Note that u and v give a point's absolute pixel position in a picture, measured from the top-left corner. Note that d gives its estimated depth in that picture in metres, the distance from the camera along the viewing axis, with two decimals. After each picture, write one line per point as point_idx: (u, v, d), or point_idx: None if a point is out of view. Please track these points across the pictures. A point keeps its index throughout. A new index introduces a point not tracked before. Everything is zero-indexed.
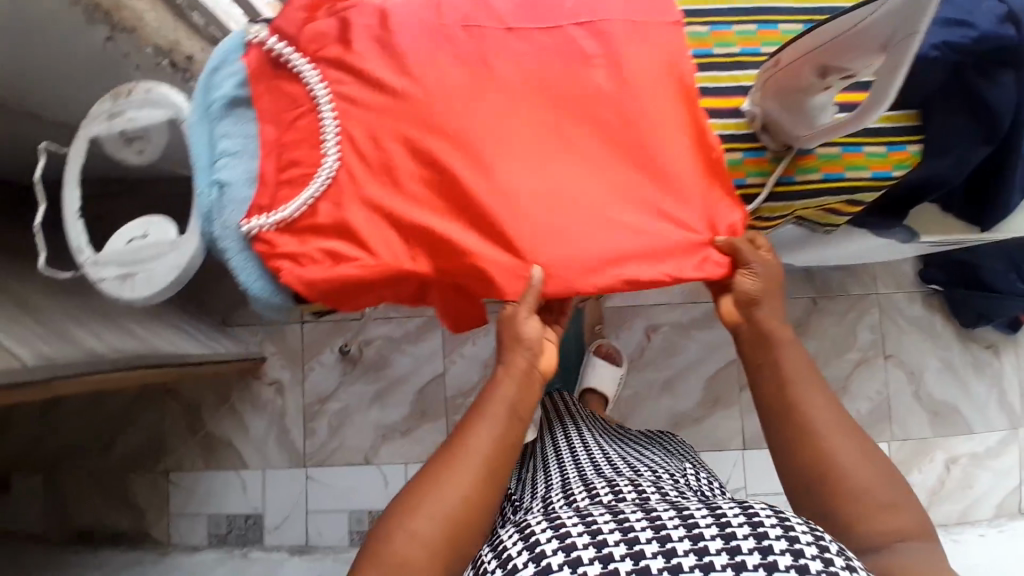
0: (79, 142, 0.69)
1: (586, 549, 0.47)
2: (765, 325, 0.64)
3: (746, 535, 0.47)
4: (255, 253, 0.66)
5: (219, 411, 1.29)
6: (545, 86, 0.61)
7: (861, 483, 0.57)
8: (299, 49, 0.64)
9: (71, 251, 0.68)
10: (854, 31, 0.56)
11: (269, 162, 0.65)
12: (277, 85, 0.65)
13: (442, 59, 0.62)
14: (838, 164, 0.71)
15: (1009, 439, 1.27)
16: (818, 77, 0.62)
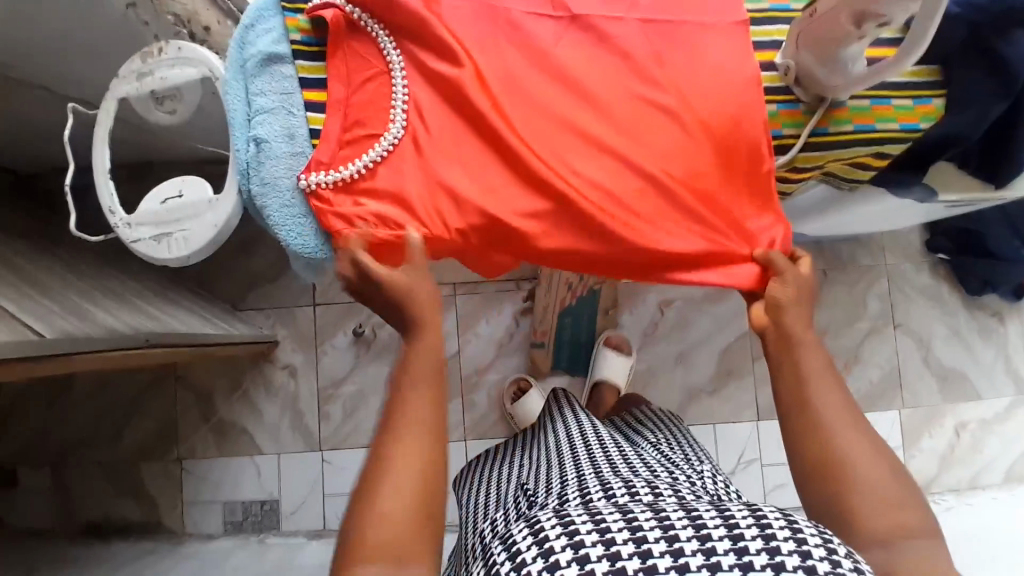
0: (109, 103, 0.69)
1: (594, 546, 0.49)
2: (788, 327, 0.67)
3: (754, 538, 0.48)
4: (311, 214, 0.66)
5: (231, 397, 1.27)
6: (610, 76, 0.66)
7: (868, 480, 0.58)
8: (373, 14, 0.64)
9: (103, 213, 0.67)
10: None
11: (335, 120, 0.65)
12: (350, 47, 0.65)
13: (518, 39, 0.66)
14: (868, 116, 0.75)
15: (1017, 404, 1.29)
16: (853, 28, 0.63)
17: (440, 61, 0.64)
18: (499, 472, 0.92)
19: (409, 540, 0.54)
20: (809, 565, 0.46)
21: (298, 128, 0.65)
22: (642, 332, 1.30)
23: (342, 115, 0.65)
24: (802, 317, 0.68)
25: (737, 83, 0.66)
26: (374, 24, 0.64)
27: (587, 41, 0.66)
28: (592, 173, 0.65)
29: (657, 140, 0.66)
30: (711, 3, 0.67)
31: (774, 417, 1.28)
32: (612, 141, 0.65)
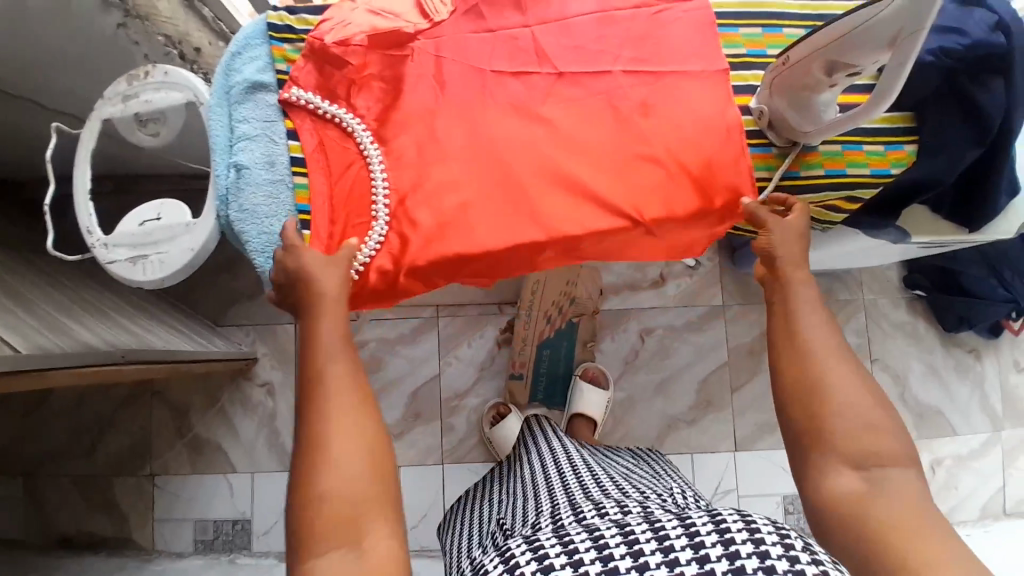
0: (92, 123, 0.69)
1: (561, 565, 0.52)
2: (785, 253, 0.69)
3: (716, 547, 0.50)
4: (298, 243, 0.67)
5: (208, 413, 1.26)
6: (594, 145, 0.69)
7: (849, 402, 0.60)
8: (327, 96, 0.67)
9: (80, 233, 0.67)
10: (861, 31, 0.59)
11: (319, 176, 0.67)
12: (321, 130, 0.67)
13: (491, 113, 0.68)
14: (840, 161, 0.76)
15: (992, 442, 1.31)
16: (825, 76, 0.65)
17: (422, 147, 0.68)
18: (478, 512, 0.93)
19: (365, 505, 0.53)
20: (768, 567, 0.48)
21: (279, 155, 0.67)
22: (623, 360, 1.31)
23: (327, 171, 0.67)
24: (795, 252, 0.69)
25: (716, 132, 0.69)
26: (353, 119, 0.67)
27: (569, 112, 0.69)
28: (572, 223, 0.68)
29: (642, 191, 0.69)
30: (693, 55, 0.70)
31: (751, 448, 1.29)
32: (603, 204, 0.68)
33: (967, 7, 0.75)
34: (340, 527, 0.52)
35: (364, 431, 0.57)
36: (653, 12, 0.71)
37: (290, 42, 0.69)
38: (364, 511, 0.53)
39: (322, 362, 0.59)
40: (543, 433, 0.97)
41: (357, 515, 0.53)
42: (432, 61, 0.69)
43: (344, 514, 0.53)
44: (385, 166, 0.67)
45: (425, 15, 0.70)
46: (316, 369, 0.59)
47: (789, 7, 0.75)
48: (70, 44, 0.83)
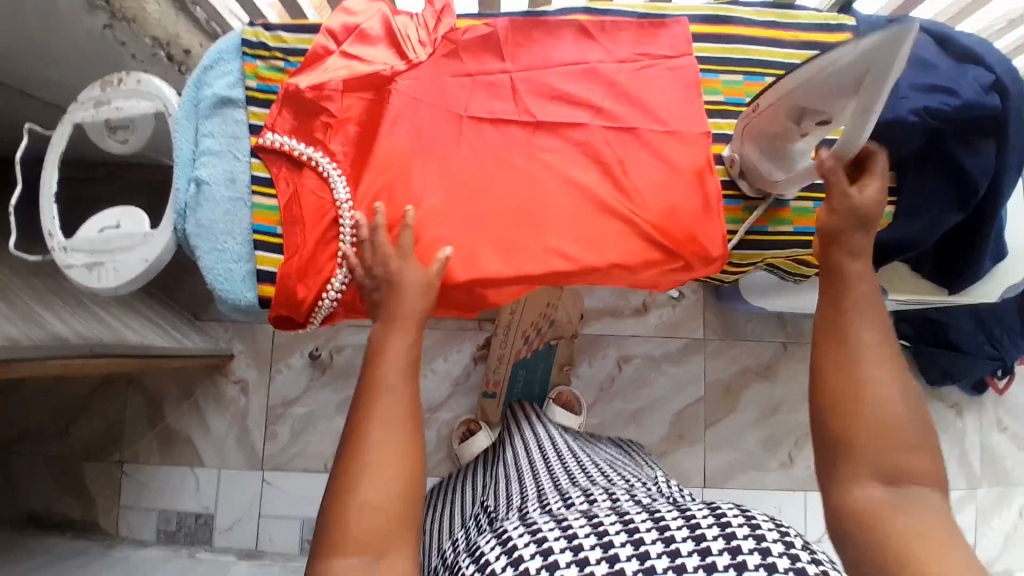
0: (64, 127, 0.70)
1: (563, 553, 0.51)
2: (855, 220, 0.62)
3: (721, 544, 0.50)
4: (256, 268, 0.66)
5: (181, 406, 1.27)
6: (564, 193, 0.70)
7: (886, 413, 0.55)
8: (301, 138, 0.67)
9: (42, 235, 0.67)
10: (823, 74, 0.58)
11: (293, 233, 0.65)
12: (298, 175, 0.67)
13: (465, 155, 0.70)
14: (810, 218, 0.75)
15: (966, 499, 1.28)
16: (797, 121, 0.63)
17: (392, 186, 0.68)
18: (462, 494, 0.91)
19: (390, 530, 0.53)
20: (774, 564, 0.48)
21: (240, 173, 0.66)
22: (598, 387, 1.30)
23: (302, 215, 0.65)
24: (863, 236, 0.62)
25: (688, 180, 0.70)
26: (329, 164, 0.67)
27: (545, 162, 0.70)
28: (536, 268, 0.68)
29: (607, 237, 0.69)
30: (672, 114, 0.71)
31: (720, 485, 1.27)
32: (575, 248, 0.69)
33: (963, 64, 0.73)
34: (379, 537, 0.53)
35: (406, 449, 0.56)
36: (637, 68, 0.72)
37: (262, 59, 0.69)
38: (393, 538, 0.53)
39: (385, 378, 0.59)
40: (531, 425, 0.94)
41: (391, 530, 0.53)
42: (409, 103, 0.69)
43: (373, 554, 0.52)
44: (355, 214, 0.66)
45: (402, 56, 0.70)
46: (375, 377, 0.59)
47: (773, 55, 0.75)
48: (56, 42, 0.83)
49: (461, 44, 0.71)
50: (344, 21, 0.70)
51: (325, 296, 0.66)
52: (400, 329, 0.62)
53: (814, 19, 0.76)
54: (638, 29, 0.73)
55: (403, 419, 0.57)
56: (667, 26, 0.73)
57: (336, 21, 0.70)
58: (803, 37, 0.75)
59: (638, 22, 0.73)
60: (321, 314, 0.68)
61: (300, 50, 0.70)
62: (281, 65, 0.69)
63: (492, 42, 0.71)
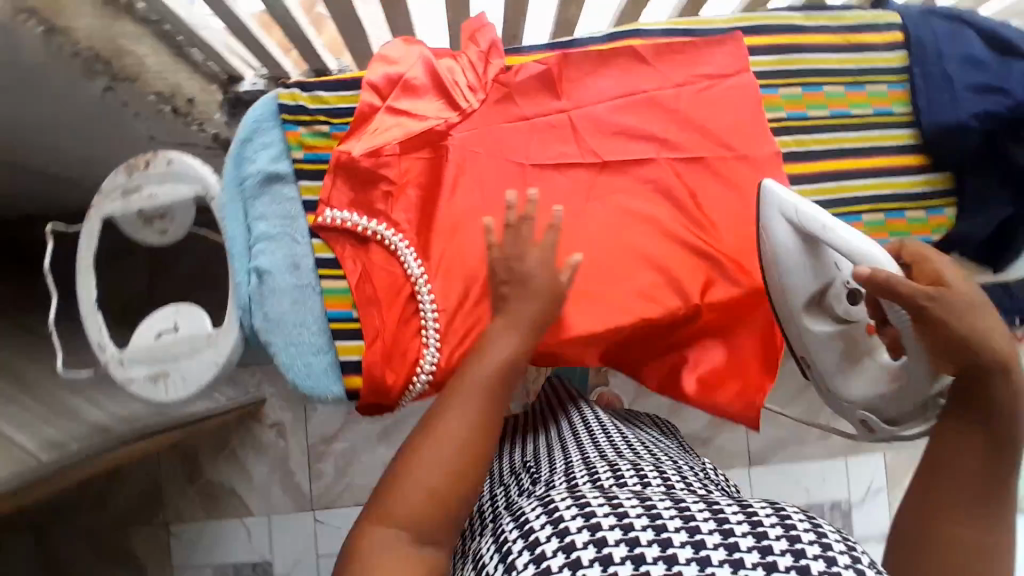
0: (92, 222, 0.64)
1: (617, 545, 0.42)
2: (988, 359, 0.54)
3: (782, 543, 0.41)
4: (336, 357, 0.62)
5: (219, 457, 1.24)
6: (640, 234, 0.67)
7: (981, 546, 0.50)
8: (363, 212, 0.62)
9: (92, 349, 0.62)
10: (780, 273, 0.63)
11: (370, 319, 0.61)
12: (365, 252, 0.62)
13: (533, 206, 0.66)
14: (883, 230, 0.74)
15: None
16: (834, 321, 0.65)
17: (463, 248, 0.63)
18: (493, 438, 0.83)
19: (432, 506, 0.48)
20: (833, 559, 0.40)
21: (302, 257, 0.62)
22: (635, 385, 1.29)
23: (379, 298, 0.62)
24: (993, 328, 0.55)
25: None
26: (395, 236, 0.62)
27: (617, 204, 0.67)
28: (624, 317, 0.66)
29: (690, 277, 0.67)
30: (740, 137, 0.68)
31: (764, 464, 1.30)
32: (659, 292, 0.66)
33: (1006, 58, 0.71)
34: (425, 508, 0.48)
35: (471, 441, 0.51)
36: (698, 91, 0.69)
37: (304, 125, 0.64)
38: (429, 515, 0.48)
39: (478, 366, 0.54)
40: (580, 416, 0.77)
41: (431, 512, 0.48)
42: (467, 158, 0.65)
43: (412, 531, 0.48)
44: (432, 287, 0.62)
45: (453, 107, 0.65)
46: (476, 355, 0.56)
47: (832, 63, 0.73)
48: (59, 119, 0.77)
49: (513, 87, 0.66)
50: (386, 73, 0.65)
51: (416, 379, 0.62)
52: (501, 332, 0.57)
53: (862, 19, 0.74)
54: (691, 49, 0.69)
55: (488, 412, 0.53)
56: (720, 44, 0.69)
57: (377, 72, 0.65)
58: (856, 38, 0.74)
59: (691, 41, 0.69)
60: (409, 395, 0.64)
61: (345, 109, 0.65)
62: (327, 130, 0.64)
63: (546, 81, 0.67)
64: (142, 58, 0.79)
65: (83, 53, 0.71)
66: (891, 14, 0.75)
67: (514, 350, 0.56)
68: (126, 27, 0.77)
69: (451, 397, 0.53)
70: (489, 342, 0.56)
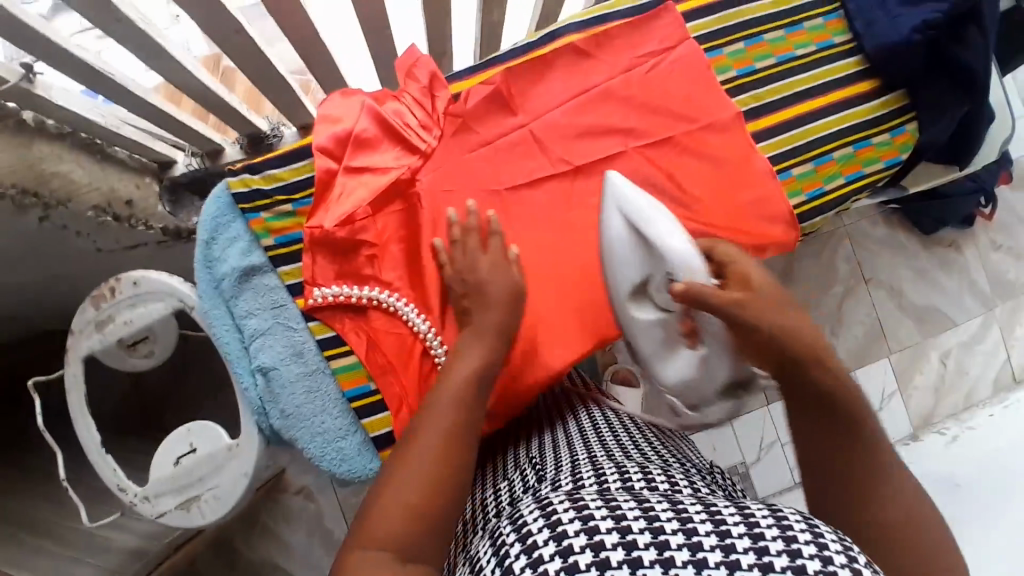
0: (74, 364, 0.61)
1: (614, 550, 0.35)
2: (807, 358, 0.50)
3: (774, 536, 0.35)
4: (367, 434, 0.60)
5: (252, 536, 1.20)
6: None
7: (902, 516, 0.45)
8: (353, 282, 0.61)
9: (114, 493, 0.61)
10: (608, 256, 0.59)
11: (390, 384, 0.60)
12: (366, 321, 0.61)
13: (519, 230, 0.65)
14: (855, 162, 0.73)
15: (987, 321, 1.34)
16: (658, 311, 0.59)
17: None
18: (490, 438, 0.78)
19: (415, 522, 0.44)
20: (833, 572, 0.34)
21: (304, 343, 0.59)
22: None
23: (393, 362, 0.61)
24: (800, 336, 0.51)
25: (739, 165, 0.67)
26: (391, 297, 0.61)
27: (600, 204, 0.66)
28: None
29: None
30: (698, 106, 0.67)
31: None
32: None
33: None
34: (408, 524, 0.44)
35: (453, 447, 0.48)
36: (647, 71, 0.67)
37: (266, 209, 0.61)
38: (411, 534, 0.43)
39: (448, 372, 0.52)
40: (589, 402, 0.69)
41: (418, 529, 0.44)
42: (440, 198, 0.63)
43: (399, 551, 0.42)
44: (443, 338, 0.61)
45: (412, 151, 0.63)
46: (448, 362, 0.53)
47: (764, 11, 0.73)
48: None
49: (467, 114, 0.64)
50: (333, 133, 0.62)
51: None
52: (469, 341, 0.55)
53: None
54: (631, 30, 0.68)
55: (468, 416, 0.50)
56: (655, 18, 0.68)
57: (324, 134, 0.62)
58: None
59: (628, 21, 0.68)
60: None
61: (303, 181, 0.62)
62: (290, 208, 0.61)
63: (497, 100, 0.65)
64: (70, 174, 0.74)
65: (9, 192, 0.68)
66: None
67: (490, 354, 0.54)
68: (43, 149, 0.71)
69: (426, 416, 0.50)
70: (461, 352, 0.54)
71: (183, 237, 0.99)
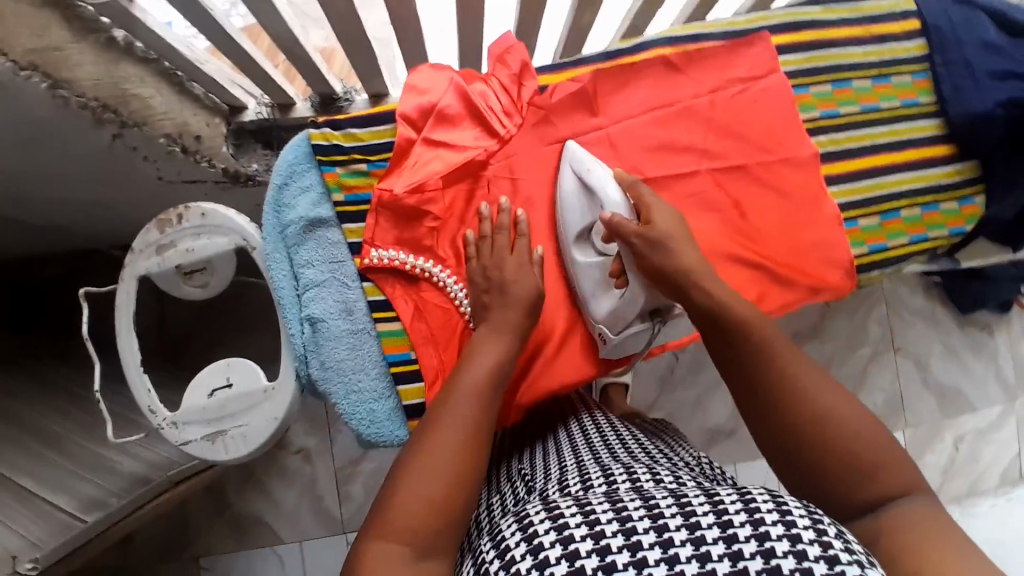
0: (128, 282, 0.62)
1: (589, 557, 0.35)
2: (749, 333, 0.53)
3: (743, 522, 0.36)
4: (398, 401, 0.61)
5: (245, 488, 1.20)
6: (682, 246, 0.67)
7: (827, 416, 0.48)
8: (411, 250, 0.62)
9: (144, 414, 0.61)
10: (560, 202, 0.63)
11: (429, 354, 0.61)
12: (417, 290, 0.62)
13: None
14: (920, 225, 0.73)
15: (1007, 411, 1.32)
16: (597, 255, 0.61)
17: None
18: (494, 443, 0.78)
19: (429, 518, 0.44)
20: (801, 552, 0.34)
21: (355, 301, 0.60)
22: (659, 379, 1.23)
23: (434, 335, 0.61)
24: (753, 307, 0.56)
25: (808, 205, 0.67)
26: (443, 272, 0.62)
27: None
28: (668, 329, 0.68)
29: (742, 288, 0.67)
30: (777, 139, 0.68)
31: None
32: None
33: (1017, 39, 0.71)
34: (424, 521, 0.44)
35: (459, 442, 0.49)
36: (732, 95, 0.67)
37: (341, 164, 0.62)
38: (427, 531, 0.44)
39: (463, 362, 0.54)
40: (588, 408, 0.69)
41: (432, 527, 0.44)
42: (509, 185, 0.65)
43: (414, 547, 0.43)
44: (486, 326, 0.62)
45: (491, 134, 0.64)
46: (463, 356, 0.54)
47: (857, 58, 0.73)
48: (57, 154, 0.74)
49: (551, 108, 0.65)
50: (418, 103, 0.63)
51: None
52: (485, 337, 0.55)
53: (880, 9, 0.74)
54: (724, 54, 0.68)
55: (472, 406, 0.51)
56: (749, 45, 0.68)
57: (409, 103, 0.63)
58: (877, 31, 0.73)
59: (722, 44, 0.68)
60: None
61: (382, 144, 0.63)
62: (365, 168, 0.62)
63: (583, 98, 0.66)
64: (148, 99, 0.75)
65: (90, 104, 0.69)
66: (904, 2, 0.75)
67: (505, 350, 0.55)
68: (128, 70, 0.72)
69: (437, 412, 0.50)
70: (477, 349, 0.55)
71: (240, 182, 0.98)
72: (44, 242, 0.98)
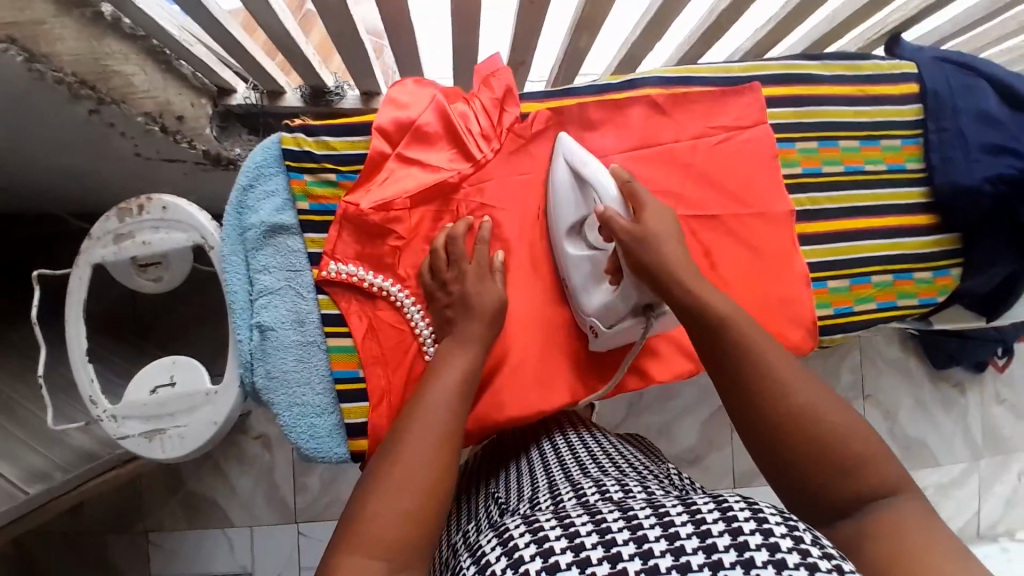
0: (81, 269, 0.60)
1: (563, 552, 0.34)
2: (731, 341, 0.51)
3: (721, 531, 0.33)
4: (339, 419, 0.60)
5: (202, 470, 1.18)
6: None
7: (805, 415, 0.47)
8: (371, 267, 0.61)
9: (84, 404, 0.60)
10: (557, 191, 0.60)
11: (377, 374, 0.60)
12: (373, 305, 0.61)
13: (543, 264, 0.65)
14: (891, 292, 0.73)
15: (970, 469, 1.32)
16: (590, 249, 0.59)
17: None
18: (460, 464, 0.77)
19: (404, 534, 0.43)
20: (781, 562, 0.31)
21: (308, 313, 0.60)
22: (627, 403, 1.22)
23: (385, 354, 0.61)
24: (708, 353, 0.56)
25: (777, 261, 0.67)
26: (402, 292, 0.61)
27: None
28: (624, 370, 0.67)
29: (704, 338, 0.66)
30: (755, 193, 0.67)
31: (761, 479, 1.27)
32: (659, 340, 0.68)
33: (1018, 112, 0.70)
34: (397, 536, 0.43)
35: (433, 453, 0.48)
36: (715, 143, 0.67)
37: (310, 172, 0.60)
38: (399, 545, 0.43)
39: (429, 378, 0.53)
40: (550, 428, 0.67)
41: (403, 541, 0.43)
42: (479, 211, 0.64)
43: (390, 563, 0.42)
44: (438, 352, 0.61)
45: (466, 157, 0.63)
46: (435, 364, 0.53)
47: (848, 117, 0.72)
48: (31, 121, 0.72)
49: (530, 138, 0.64)
50: (396, 117, 0.61)
51: None
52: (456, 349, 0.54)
53: (879, 68, 0.73)
54: (713, 101, 0.67)
55: (448, 415, 0.50)
56: (739, 94, 0.67)
57: (386, 116, 0.61)
58: (873, 90, 0.72)
59: (712, 90, 0.67)
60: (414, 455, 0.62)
61: (354, 155, 0.61)
62: (333, 178, 0.61)
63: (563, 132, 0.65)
64: (131, 77, 0.74)
65: (66, 79, 0.67)
66: (906, 64, 0.74)
67: (471, 369, 0.54)
68: (113, 47, 0.71)
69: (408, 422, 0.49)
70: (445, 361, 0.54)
71: (221, 165, 0.97)
72: (16, 202, 0.96)
